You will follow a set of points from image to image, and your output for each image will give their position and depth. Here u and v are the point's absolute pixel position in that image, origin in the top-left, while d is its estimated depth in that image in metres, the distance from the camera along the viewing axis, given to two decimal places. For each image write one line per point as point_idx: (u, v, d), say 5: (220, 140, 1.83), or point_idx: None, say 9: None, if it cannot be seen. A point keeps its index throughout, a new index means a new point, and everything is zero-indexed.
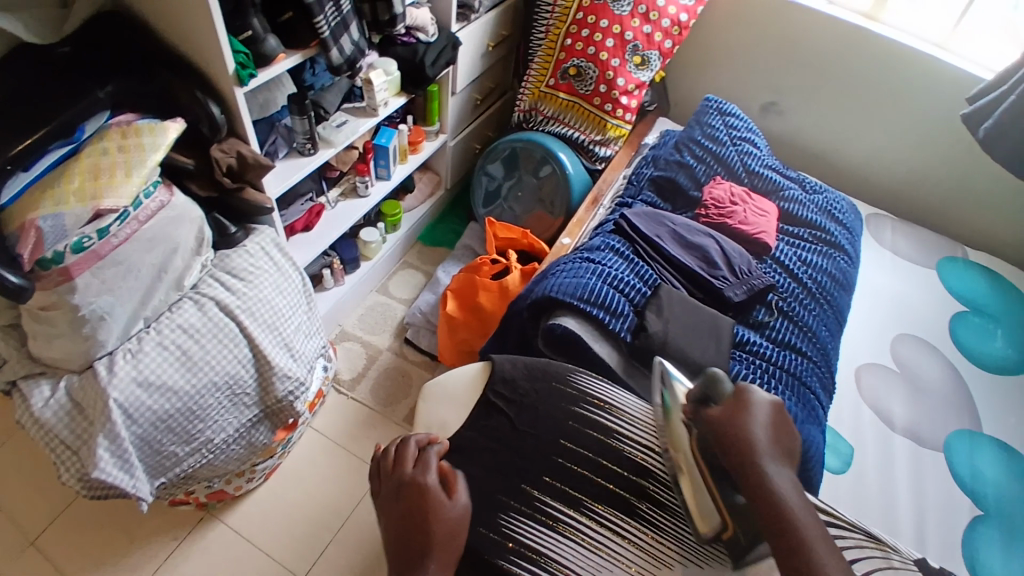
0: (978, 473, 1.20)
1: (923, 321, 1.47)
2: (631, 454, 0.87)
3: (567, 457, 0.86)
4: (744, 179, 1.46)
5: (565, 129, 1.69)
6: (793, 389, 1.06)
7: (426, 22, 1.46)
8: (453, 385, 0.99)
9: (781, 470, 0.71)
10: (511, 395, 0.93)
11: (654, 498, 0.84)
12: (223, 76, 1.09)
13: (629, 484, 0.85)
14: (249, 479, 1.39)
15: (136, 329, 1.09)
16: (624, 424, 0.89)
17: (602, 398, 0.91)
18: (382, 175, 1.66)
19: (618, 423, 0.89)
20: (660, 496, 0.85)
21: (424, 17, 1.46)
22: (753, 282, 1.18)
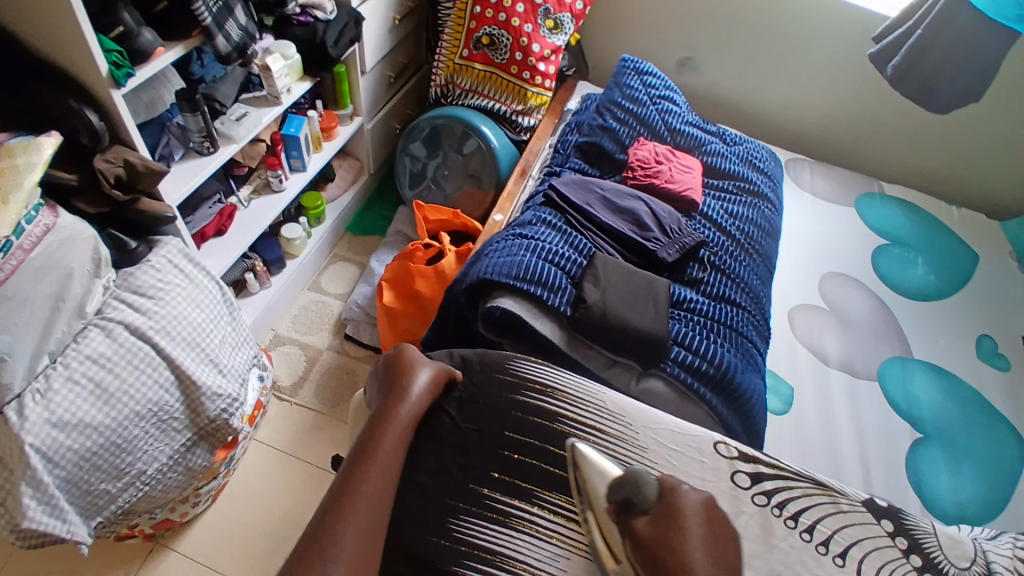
0: (913, 398, 1.28)
1: (845, 258, 1.53)
2: (577, 437, 0.85)
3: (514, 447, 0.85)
4: (667, 138, 1.46)
5: (485, 101, 1.64)
6: (730, 339, 1.08)
7: None
8: None
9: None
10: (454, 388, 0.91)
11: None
12: (96, 78, 0.98)
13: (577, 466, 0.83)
14: (195, 503, 1.32)
15: (42, 366, 0.97)
16: (566, 404, 0.88)
17: (541, 381, 0.91)
18: (297, 167, 1.58)
19: (561, 405, 0.88)
20: None
21: None
22: (684, 241, 1.19)
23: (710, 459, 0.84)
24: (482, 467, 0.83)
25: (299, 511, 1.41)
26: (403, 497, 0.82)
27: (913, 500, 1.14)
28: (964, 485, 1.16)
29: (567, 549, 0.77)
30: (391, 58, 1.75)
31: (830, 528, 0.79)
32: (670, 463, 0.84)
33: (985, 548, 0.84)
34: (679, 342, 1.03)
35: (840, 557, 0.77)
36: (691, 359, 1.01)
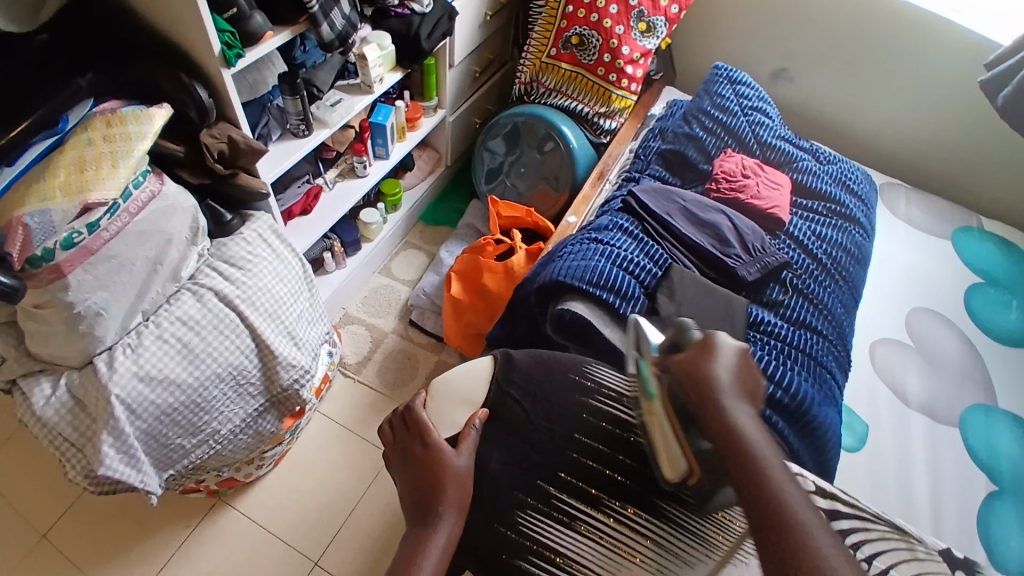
0: (995, 451, 1.19)
1: (937, 294, 1.44)
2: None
3: (581, 449, 0.85)
4: (756, 151, 1.40)
5: (567, 101, 1.64)
6: (809, 369, 1.04)
7: None
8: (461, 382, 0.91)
9: (741, 413, 0.68)
10: (524, 387, 0.89)
11: (675, 493, 0.82)
12: (209, 58, 1.04)
13: (648, 479, 0.83)
14: (258, 466, 1.39)
15: (135, 322, 1.06)
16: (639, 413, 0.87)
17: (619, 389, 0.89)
18: (380, 155, 1.62)
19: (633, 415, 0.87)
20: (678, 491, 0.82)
21: None
22: (767, 260, 1.15)
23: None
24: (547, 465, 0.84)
25: (351, 488, 1.46)
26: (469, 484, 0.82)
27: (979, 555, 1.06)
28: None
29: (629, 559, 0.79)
30: (479, 54, 1.77)
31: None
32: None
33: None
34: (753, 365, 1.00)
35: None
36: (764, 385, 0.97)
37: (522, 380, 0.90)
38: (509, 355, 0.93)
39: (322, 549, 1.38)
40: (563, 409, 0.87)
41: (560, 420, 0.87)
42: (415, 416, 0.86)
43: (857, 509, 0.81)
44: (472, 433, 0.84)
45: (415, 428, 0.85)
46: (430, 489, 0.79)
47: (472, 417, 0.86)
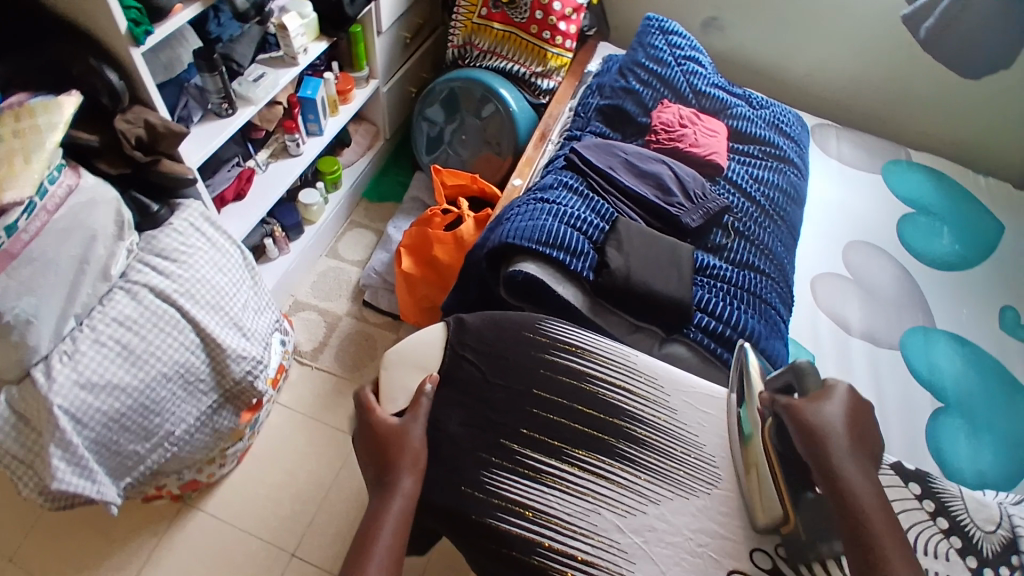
0: (935, 369, 1.27)
1: (870, 226, 1.50)
2: (607, 397, 0.87)
3: (539, 403, 0.85)
4: (692, 100, 1.42)
5: (502, 62, 1.60)
6: (755, 307, 1.07)
7: None
8: (415, 351, 0.91)
9: (856, 465, 0.71)
10: (479, 347, 0.90)
11: (632, 436, 0.84)
12: (115, 36, 0.96)
13: (604, 425, 0.85)
14: (221, 464, 1.35)
15: (68, 328, 1.00)
16: (594, 364, 0.89)
17: (573, 343, 0.91)
18: (313, 131, 1.56)
19: (589, 365, 0.89)
20: (636, 434, 0.85)
21: None
22: (709, 206, 1.17)
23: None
24: (511, 423, 0.84)
25: (322, 475, 1.44)
26: (433, 450, 0.82)
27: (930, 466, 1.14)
28: (983, 453, 1.16)
29: (598, 504, 0.79)
30: (406, 20, 1.71)
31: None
32: (701, 425, 0.87)
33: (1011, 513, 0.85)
34: (703, 308, 1.02)
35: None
36: (713, 325, 1.00)
37: (479, 343, 0.90)
38: (461, 319, 0.93)
39: (297, 538, 1.36)
40: (519, 367, 0.88)
41: (517, 378, 0.87)
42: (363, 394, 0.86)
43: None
44: (424, 400, 0.84)
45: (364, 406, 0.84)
46: (386, 459, 0.78)
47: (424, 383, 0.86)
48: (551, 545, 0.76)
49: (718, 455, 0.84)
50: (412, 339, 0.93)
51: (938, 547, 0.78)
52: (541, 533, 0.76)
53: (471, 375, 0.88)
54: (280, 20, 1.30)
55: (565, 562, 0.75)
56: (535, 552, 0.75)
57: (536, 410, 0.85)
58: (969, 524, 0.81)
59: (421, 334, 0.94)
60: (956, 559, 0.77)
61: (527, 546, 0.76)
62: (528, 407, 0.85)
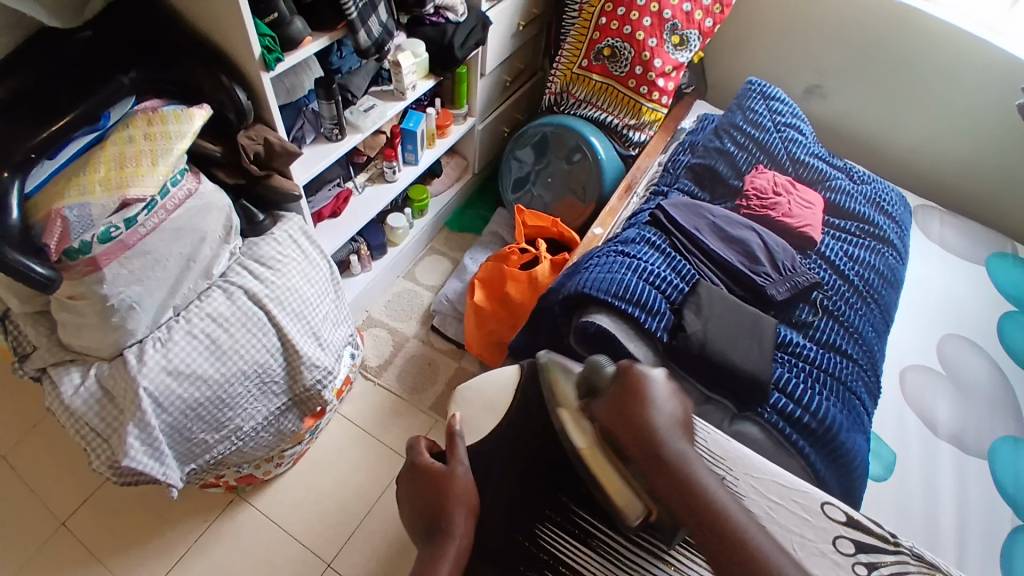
0: (1021, 480, 1.17)
1: (971, 321, 1.40)
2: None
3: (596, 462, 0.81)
4: (788, 168, 1.39)
5: (597, 112, 1.64)
6: (838, 393, 1.02)
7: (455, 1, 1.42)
8: (487, 391, 0.92)
9: (679, 440, 0.74)
10: None
11: None
12: (249, 60, 1.07)
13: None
14: (277, 464, 1.41)
15: (165, 317, 1.09)
16: None
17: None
18: (410, 160, 1.63)
19: None
20: None
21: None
22: (797, 280, 1.13)
23: (815, 517, 0.77)
24: (566, 484, 0.84)
25: (367, 490, 1.47)
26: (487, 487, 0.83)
27: None
28: None
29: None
30: (510, 63, 1.79)
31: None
32: (770, 518, 0.76)
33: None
34: (781, 388, 0.97)
35: None
36: (792, 408, 0.95)
37: (545, 386, 0.89)
38: (534, 363, 0.92)
39: (336, 550, 1.38)
40: (585, 421, 0.84)
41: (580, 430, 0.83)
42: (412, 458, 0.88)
43: (888, 538, 0.74)
44: (459, 443, 0.87)
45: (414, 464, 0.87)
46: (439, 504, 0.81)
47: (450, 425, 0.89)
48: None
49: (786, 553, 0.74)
50: (481, 379, 0.94)
51: None
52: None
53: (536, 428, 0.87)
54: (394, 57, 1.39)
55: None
56: None
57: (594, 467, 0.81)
58: None
59: (492, 375, 0.94)
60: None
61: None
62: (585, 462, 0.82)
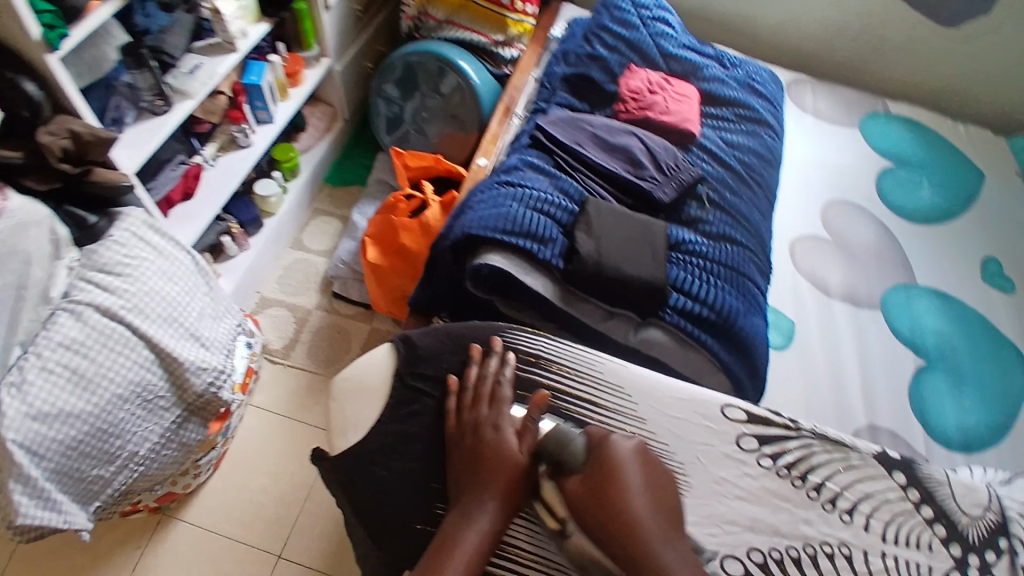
0: (920, 329, 1.27)
1: (850, 184, 1.46)
2: (575, 414, 0.78)
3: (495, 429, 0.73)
4: (661, 65, 1.33)
5: (462, 32, 1.51)
6: (731, 280, 1.04)
7: None
8: (365, 376, 0.82)
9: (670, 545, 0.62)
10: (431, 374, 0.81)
11: None
12: (27, 42, 0.90)
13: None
14: (196, 475, 1.31)
15: (14, 357, 0.94)
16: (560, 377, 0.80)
17: (536, 353, 0.81)
18: (263, 118, 1.49)
19: (557, 379, 0.80)
20: None
21: None
22: (681, 177, 1.13)
23: (719, 425, 0.77)
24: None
25: (303, 474, 1.41)
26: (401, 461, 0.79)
27: (917, 430, 1.15)
28: (970, 413, 1.18)
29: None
30: None
31: (839, 485, 0.74)
32: (676, 434, 0.77)
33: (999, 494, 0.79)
34: (678, 287, 0.98)
35: (846, 513, 0.73)
36: (688, 305, 0.96)
37: (430, 364, 0.81)
38: (409, 337, 0.83)
39: (284, 540, 1.34)
40: (476, 386, 0.78)
41: (474, 399, 0.77)
42: (470, 384, 0.78)
43: (788, 425, 0.77)
44: (494, 386, 0.77)
45: (466, 396, 0.77)
46: (473, 469, 0.70)
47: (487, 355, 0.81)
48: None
49: (689, 463, 0.75)
50: (355, 367, 0.83)
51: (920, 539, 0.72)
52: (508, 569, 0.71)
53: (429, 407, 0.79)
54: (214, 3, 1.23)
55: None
56: None
57: (524, 451, 0.71)
58: (956, 511, 0.75)
59: (366, 356, 0.84)
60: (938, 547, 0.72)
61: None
62: (490, 436, 0.72)
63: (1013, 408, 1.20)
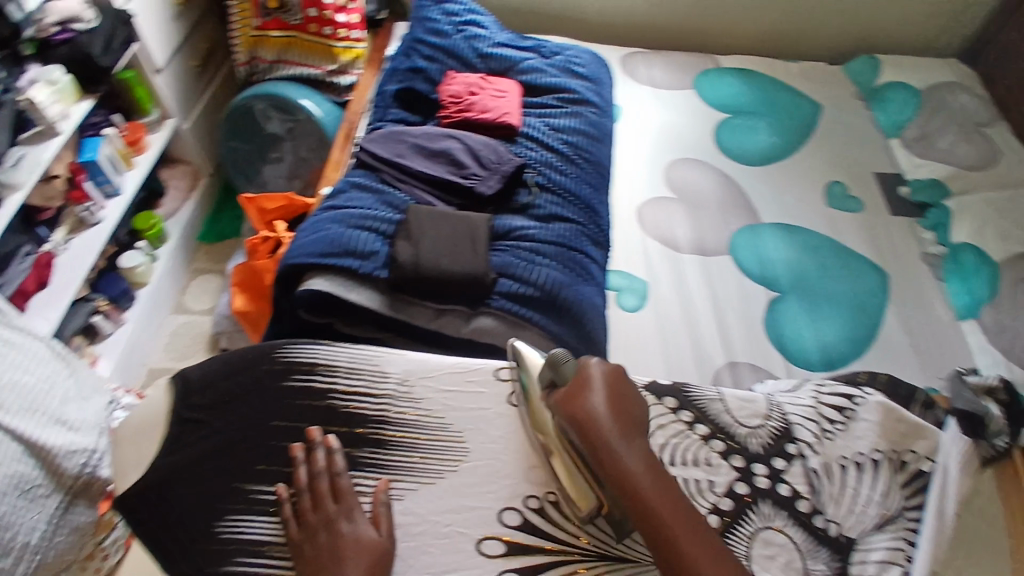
0: (764, 262, 1.34)
1: (691, 142, 1.54)
2: (353, 408, 0.80)
3: (286, 437, 0.78)
4: (478, 65, 1.39)
5: (294, 69, 1.54)
6: (561, 258, 1.09)
7: (78, 9, 1.32)
8: (138, 417, 0.79)
9: (633, 447, 0.65)
10: (212, 402, 0.80)
11: (376, 440, 0.78)
12: None
13: (347, 437, 0.78)
14: (106, 557, 1.22)
15: None
16: (340, 378, 0.81)
17: (311, 361, 0.82)
18: (111, 191, 1.49)
19: (336, 379, 0.81)
20: (380, 434, 0.79)
21: (73, 4, 1.31)
22: (504, 169, 1.17)
23: (489, 386, 0.83)
24: (245, 461, 0.76)
25: None
26: None
27: (775, 357, 1.21)
28: (828, 330, 1.24)
29: None
30: (190, 47, 1.67)
31: None
32: (449, 405, 0.81)
33: (781, 403, 0.84)
34: (503, 272, 1.03)
35: None
36: (517, 288, 1.01)
37: (206, 392, 0.80)
38: (185, 374, 0.81)
39: None
40: (311, 486, 0.73)
41: (314, 500, 0.72)
42: (315, 477, 0.73)
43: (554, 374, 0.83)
44: (344, 482, 0.73)
45: (315, 497, 0.72)
46: (331, 565, 0.67)
47: (319, 444, 0.76)
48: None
49: (466, 429, 0.80)
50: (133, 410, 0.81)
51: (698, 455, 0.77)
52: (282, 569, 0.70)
53: (209, 433, 0.78)
54: (26, 93, 1.21)
55: None
56: None
57: (383, 534, 0.71)
58: (730, 423, 0.80)
59: (143, 400, 0.81)
60: (718, 462, 0.77)
61: None
62: (345, 529, 0.70)
63: (870, 315, 1.28)
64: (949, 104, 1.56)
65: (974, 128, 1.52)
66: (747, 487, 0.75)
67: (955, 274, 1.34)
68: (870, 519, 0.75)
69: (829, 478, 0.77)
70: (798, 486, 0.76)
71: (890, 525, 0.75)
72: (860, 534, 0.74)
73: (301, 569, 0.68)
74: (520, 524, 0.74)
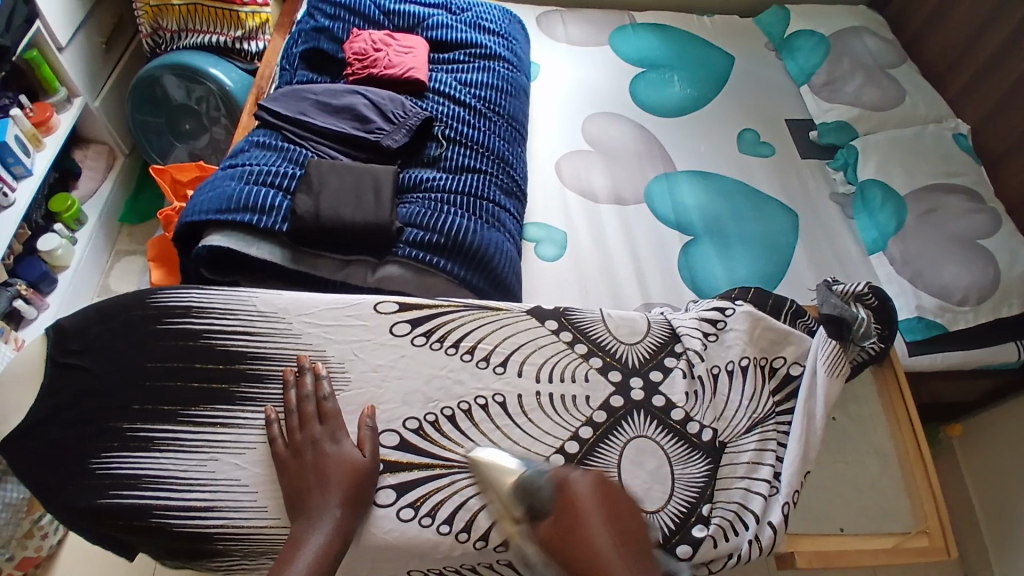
0: (678, 208, 1.38)
1: (608, 97, 1.56)
2: (232, 345, 0.81)
3: (160, 377, 0.79)
4: (384, 22, 1.38)
5: (199, 37, 1.49)
6: (470, 207, 1.10)
7: None
8: (13, 368, 0.80)
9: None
10: (91, 350, 0.81)
11: (251, 375, 0.80)
12: None
13: (221, 374, 0.80)
14: (47, 533, 1.19)
15: None
16: (212, 317, 0.83)
17: (185, 303, 0.83)
18: (21, 173, 1.42)
19: (206, 321, 0.82)
20: (256, 369, 0.80)
21: None
22: (411, 122, 1.16)
23: (371, 319, 0.85)
24: (124, 400, 0.78)
25: None
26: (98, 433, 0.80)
27: (686, 294, 1.25)
28: (737, 268, 1.29)
29: (213, 451, 0.76)
30: (95, 22, 1.61)
31: (491, 343, 0.85)
32: (326, 336, 0.83)
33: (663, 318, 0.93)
34: (411, 223, 1.03)
35: (500, 365, 0.84)
36: (422, 236, 1.01)
37: (76, 338, 0.81)
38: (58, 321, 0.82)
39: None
40: (299, 408, 0.77)
41: (300, 420, 0.76)
42: (303, 401, 0.77)
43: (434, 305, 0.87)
44: (331, 406, 0.77)
45: (309, 419, 0.76)
46: (319, 480, 0.72)
47: (304, 369, 0.80)
48: (163, 510, 0.72)
49: (346, 359, 0.82)
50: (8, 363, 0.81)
51: (575, 372, 0.85)
52: (155, 502, 0.72)
53: (81, 377, 0.79)
54: None
55: (181, 517, 0.72)
56: (150, 515, 0.72)
57: (367, 455, 0.75)
58: (611, 342, 0.88)
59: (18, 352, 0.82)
60: (595, 377, 0.85)
61: (141, 512, 0.72)
62: (329, 449, 0.74)
63: (782, 252, 1.33)
64: (855, 46, 1.60)
65: (880, 71, 1.56)
66: (622, 400, 0.84)
67: (862, 209, 1.39)
68: (740, 423, 0.85)
69: (707, 387, 0.86)
70: (676, 398, 0.84)
71: (759, 426, 0.85)
72: (732, 437, 0.84)
73: (285, 480, 0.73)
74: (397, 443, 0.78)
